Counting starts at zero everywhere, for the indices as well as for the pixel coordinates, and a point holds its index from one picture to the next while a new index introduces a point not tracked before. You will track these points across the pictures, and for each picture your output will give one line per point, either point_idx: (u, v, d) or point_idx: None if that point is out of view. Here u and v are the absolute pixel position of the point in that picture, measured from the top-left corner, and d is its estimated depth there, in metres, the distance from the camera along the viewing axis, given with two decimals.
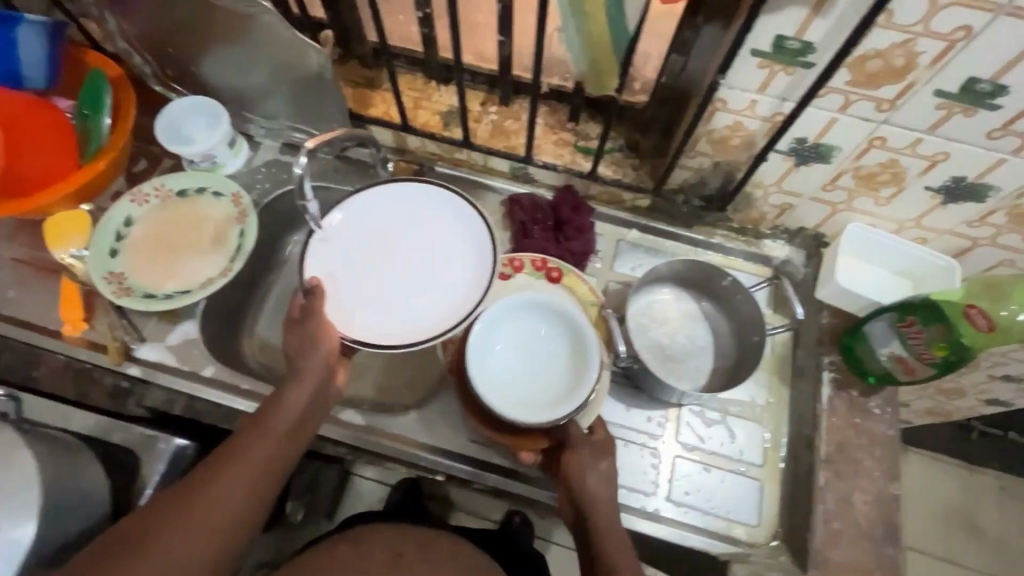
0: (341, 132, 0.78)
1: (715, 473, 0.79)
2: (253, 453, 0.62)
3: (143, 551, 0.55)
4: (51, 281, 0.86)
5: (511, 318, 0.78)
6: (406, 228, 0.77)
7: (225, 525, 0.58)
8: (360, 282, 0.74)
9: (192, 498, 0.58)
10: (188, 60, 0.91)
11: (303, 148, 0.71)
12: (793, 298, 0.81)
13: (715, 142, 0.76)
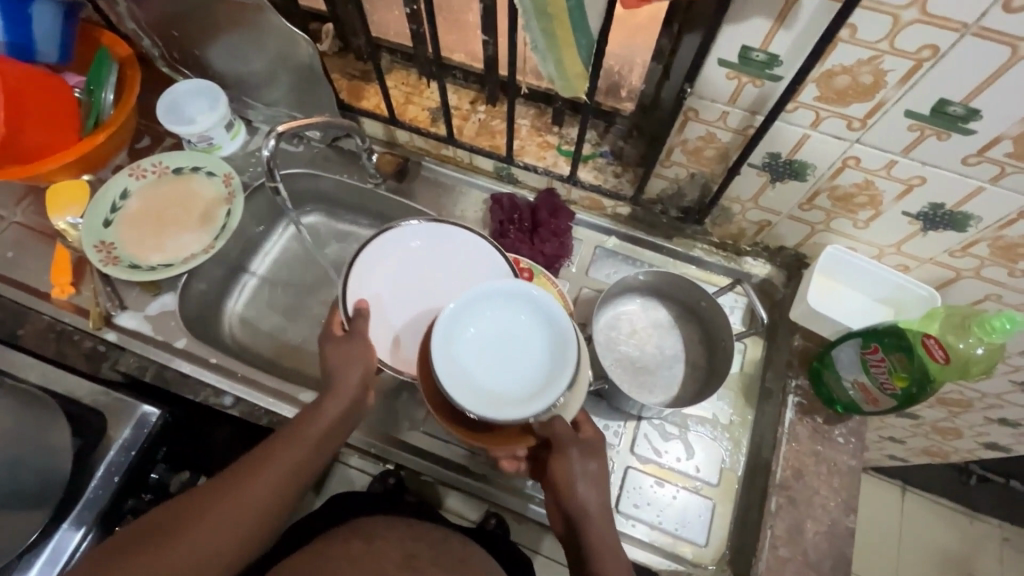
0: (318, 121, 0.80)
1: (668, 488, 0.78)
2: (287, 457, 0.65)
3: (175, 539, 0.59)
4: (47, 246, 0.90)
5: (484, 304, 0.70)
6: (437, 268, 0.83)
7: (252, 524, 0.62)
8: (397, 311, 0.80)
9: (224, 493, 0.62)
10: (192, 44, 0.94)
11: (273, 132, 0.75)
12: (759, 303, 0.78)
13: (690, 152, 0.75)
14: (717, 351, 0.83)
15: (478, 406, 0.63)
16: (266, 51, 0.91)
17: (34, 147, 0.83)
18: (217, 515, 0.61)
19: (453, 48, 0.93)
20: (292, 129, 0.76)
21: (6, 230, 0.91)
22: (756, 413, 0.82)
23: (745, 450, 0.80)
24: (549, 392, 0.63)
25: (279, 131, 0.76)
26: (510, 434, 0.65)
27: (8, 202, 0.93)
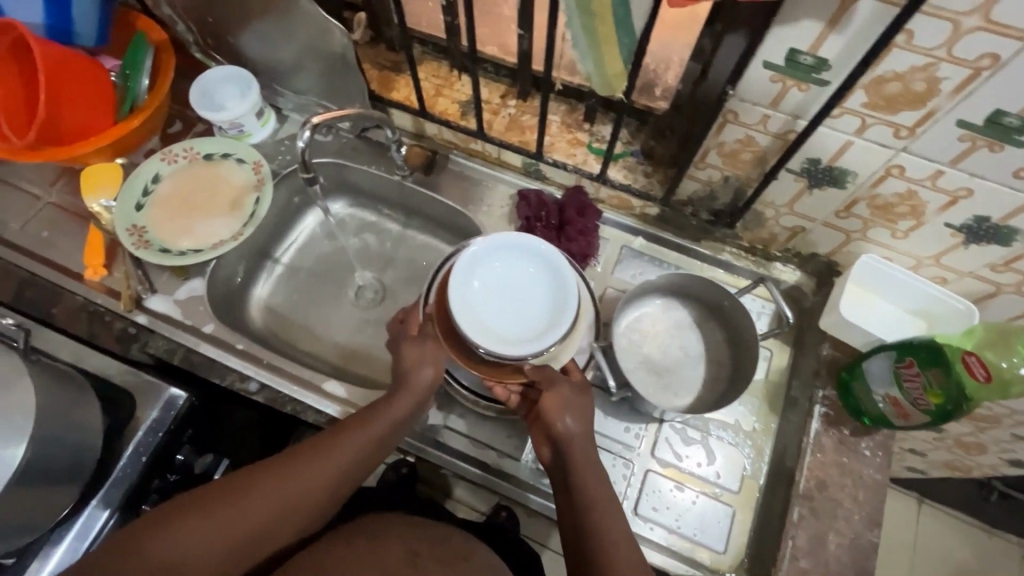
0: (348, 112, 0.79)
1: (688, 493, 0.78)
2: (348, 446, 0.68)
3: (240, 503, 0.62)
4: (81, 227, 0.92)
5: (499, 259, 0.77)
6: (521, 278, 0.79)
7: (317, 503, 0.66)
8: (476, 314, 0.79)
9: (295, 469, 0.66)
10: (225, 30, 0.95)
11: (307, 123, 0.75)
12: (783, 301, 0.77)
13: (726, 155, 0.73)
14: (743, 357, 0.81)
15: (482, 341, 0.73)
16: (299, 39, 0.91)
17: (70, 128, 0.84)
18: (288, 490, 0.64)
19: (486, 41, 0.92)
20: (326, 120, 0.76)
21: (43, 210, 0.93)
22: (780, 422, 0.81)
23: (767, 459, 0.79)
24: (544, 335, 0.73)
25: (314, 123, 0.75)
26: (505, 370, 0.75)
27: (45, 183, 0.95)
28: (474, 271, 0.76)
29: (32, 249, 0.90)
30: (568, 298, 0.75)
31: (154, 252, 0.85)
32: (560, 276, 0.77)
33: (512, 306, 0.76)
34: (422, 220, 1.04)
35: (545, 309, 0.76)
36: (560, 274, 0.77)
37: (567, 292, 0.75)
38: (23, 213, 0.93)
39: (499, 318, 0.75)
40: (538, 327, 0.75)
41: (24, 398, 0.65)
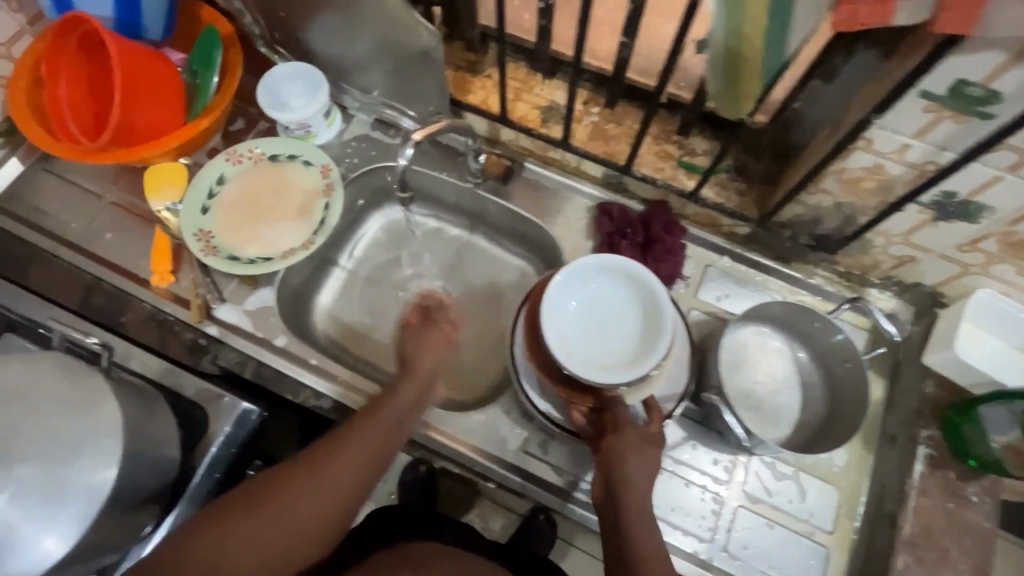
0: (442, 124, 0.76)
1: (779, 531, 0.74)
2: (368, 436, 0.64)
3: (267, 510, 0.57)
4: (147, 230, 0.89)
5: (593, 281, 0.73)
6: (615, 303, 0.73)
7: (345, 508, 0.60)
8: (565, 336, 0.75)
9: (326, 461, 0.61)
10: (295, 25, 0.89)
11: (409, 138, 0.76)
12: (887, 320, 0.77)
13: (845, 182, 0.69)
14: (841, 390, 0.77)
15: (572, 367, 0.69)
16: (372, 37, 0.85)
17: (141, 129, 0.80)
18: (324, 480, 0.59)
19: None
20: (428, 134, 0.75)
21: (105, 211, 0.90)
22: (876, 459, 0.77)
23: (864, 498, 0.75)
24: (636, 369, 0.68)
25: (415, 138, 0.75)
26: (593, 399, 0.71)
27: (107, 181, 0.92)
28: (568, 292, 0.72)
29: (97, 251, 0.87)
30: (658, 340, 0.69)
31: (221, 259, 0.83)
32: (656, 305, 0.71)
33: (605, 333, 0.72)
34: (488, 228, 1.00)
35: (632, 342, 0.71)
36: (658, 311, 0.70)
37: (660, 334, 0.69)
38: (86, 213, 0.90)
39: (590, 345, 0.71)
40: (631, 359, 0.70)
41: (110, 420, 0.62)
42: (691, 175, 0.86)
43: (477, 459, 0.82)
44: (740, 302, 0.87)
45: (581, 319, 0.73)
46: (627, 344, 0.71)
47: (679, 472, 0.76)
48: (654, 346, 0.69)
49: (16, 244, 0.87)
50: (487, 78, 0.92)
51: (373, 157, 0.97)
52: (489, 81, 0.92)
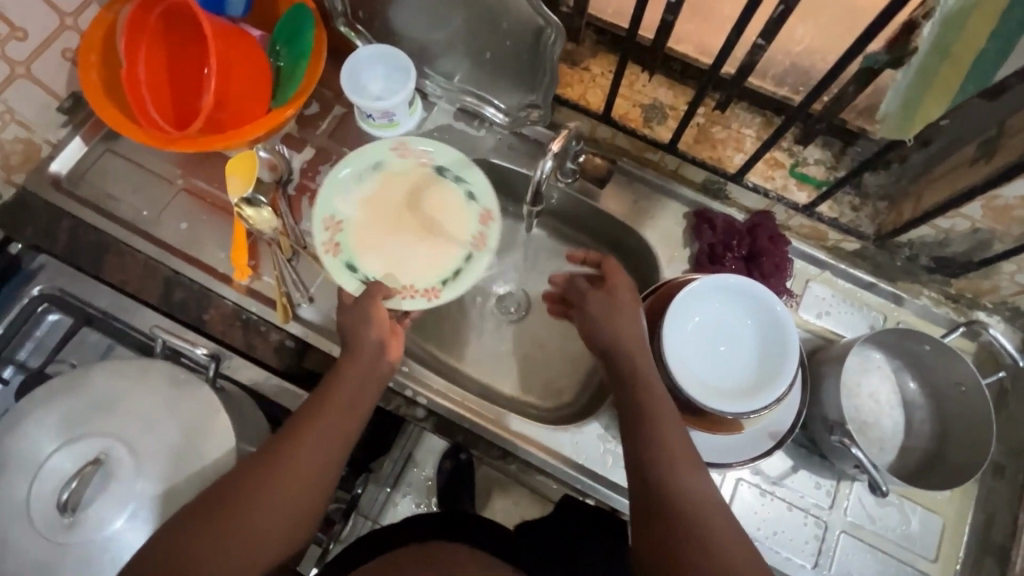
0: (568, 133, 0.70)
1: (882, 559, 0.74)
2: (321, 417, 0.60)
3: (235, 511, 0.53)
4: (224, 221, 0.85)
5: (716, 299, 0.70)
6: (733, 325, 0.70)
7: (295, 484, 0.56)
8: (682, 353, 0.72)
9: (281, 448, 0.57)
10: (383, 4, 0.83)
11: (549, 151, 0.66)
12: (1011, 351, 0.72)
13: (993, 206, 0.65)
14: (952, 419, 0.75)
15: (691, 389, 0.66)
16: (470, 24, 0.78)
17: (227, 116, 0.76)
18: (249, 496, 0.54)
19: (682, 38, 0.81)
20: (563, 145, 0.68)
21: (177, 197, 0.86)
22: (982, 488, 0.76)
23: (969, 527, 0.74)
24: (753, 400, 0.66)
25: (555, 150, 0.66)
26: (712, 419, 0.69)
27: (177, 166, 0.87)
28: (691, 307, 0.70)
29: (173, 242, 0.83)
30: (778, 377, 0.66)
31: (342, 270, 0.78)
32: (777, 336, 0.68)
33: (721, 355, 0.69)
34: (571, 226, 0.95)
35: (747, 377, 0.68)
36: (782, 349, 0.67)
37: (780, 374, 0.66)
38: (157, 200, 0.85)
39: (705, 365, 0.69)
40: (745, 387, 0.67)
41: (220, 438, 0.59)
42: (802, 185, 0.82)
43: (566, 469, 0.76)
44: (842, 320, 0.83)
45: (700, 338, 0.70)
46: (742, 371, 0.69)
47: (781, 495, 0.76)
48: (772, 380, 0.66)
49: (86, 231, 0.83)
50: (584, 70, 0.87)
51: (457, 150, 0.91)
52: (587, 74, 0.86)
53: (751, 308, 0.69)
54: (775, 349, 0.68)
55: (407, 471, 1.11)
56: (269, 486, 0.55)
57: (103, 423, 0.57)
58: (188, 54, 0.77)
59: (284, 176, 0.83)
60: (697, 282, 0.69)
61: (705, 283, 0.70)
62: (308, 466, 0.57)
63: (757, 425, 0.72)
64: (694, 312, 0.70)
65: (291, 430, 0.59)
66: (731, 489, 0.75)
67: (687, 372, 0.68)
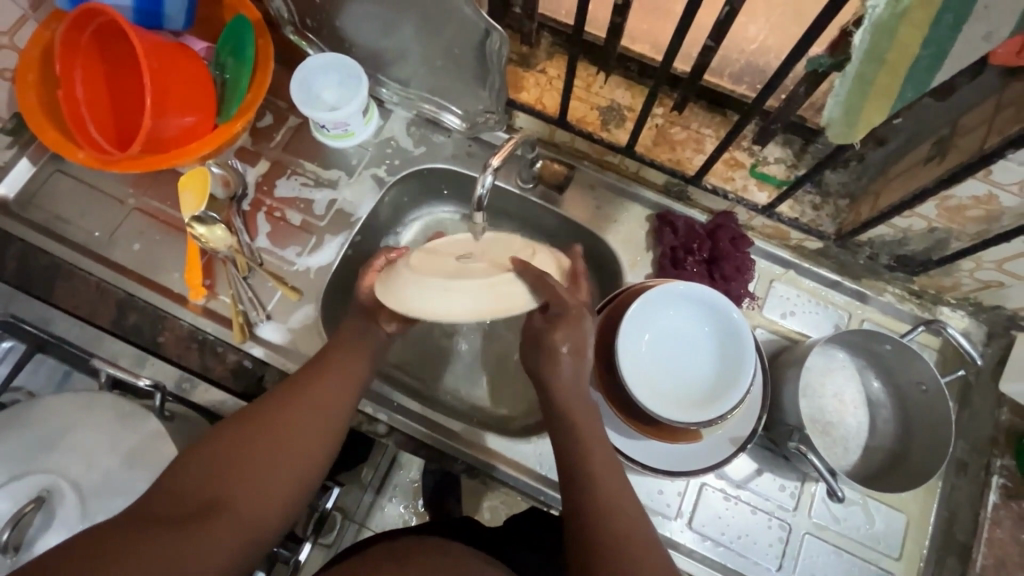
0: (517, 142, 0.67)
1: (847, 558, 0.74)
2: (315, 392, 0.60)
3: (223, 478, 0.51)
4: (179, 240, 0.83)
5: (679, 306, 0.70)
6: (692, 337, 0.70)
7: (298, 448, 0.55)
8: (650, 360, 0.69)
9: (272, 412, 0.57)
10: (330, 12, 0.80)
11: (489, 167, 0.65)
12: (973, 349, 0.72)
13: (947, 208, 0.64)
14: (913, 417, 0.75)
15: (639, 392, 0.66)
16: (414, 31, 0.76)
17: (170, 135, 0.74)
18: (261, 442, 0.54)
19: (636, 37, 0.79)
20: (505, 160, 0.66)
21: (129, 217, 0.84)
22: (947, 484, 0.76)
23: (933, 522, 0.75)
24: (698, 413, 0.65)
25: (494, 165, 0.65)
26: (671, 429, 0.68)
27: (127, 185, 0.85)
28: (654, 311, 0.69)
29: (129, 265, 0.82)
30: (729, 392, 0.66)
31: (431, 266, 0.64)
32: (736, 353, 0.67)
33: (673, 366, 0.69)
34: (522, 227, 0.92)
35: (705, 383, 0.68)
36: (740, 348, 0.67)
37: (738, 380, 0.66)
38: (109, 221, 0.84)
39: (657, 372, 0.69)
40: (694, 401, 0.67)
41: (164, 466, 0.59)
42: (762, 186, 0.80)
43: (531, 482, 0.76)
44: (808, 320, 0.82)
45: (657, 345, 0.70)
46: (693, 384, 0.68)
47: (744, 498, 0.76)
48: (722, 397, 0.66)
49: (37, 256, 0.82)
50: (541, 72, 0.85)
51: (416, 159, 0.90)
52: (544, 77, 0.85)
53: (712, 322, 0.69)
54: (732, 367, 0.67)
55: (393, 473, 1.09)
56: (267, 447, 0.54)
57: (48, 460, 0.57)
58: (128, 71, 0.75)
59: (237, 191, 0.84)
60: (646, 291, 0.68)
61: (673, 289, 0.69)
62: (308, 424, 0.57)
63: (716, 431, 0.72)
64: (655, 317, 0.70)
65: (285, 399, 0.58)
66: (696, 494, 0.76)
67: (634, 378, 0.67)
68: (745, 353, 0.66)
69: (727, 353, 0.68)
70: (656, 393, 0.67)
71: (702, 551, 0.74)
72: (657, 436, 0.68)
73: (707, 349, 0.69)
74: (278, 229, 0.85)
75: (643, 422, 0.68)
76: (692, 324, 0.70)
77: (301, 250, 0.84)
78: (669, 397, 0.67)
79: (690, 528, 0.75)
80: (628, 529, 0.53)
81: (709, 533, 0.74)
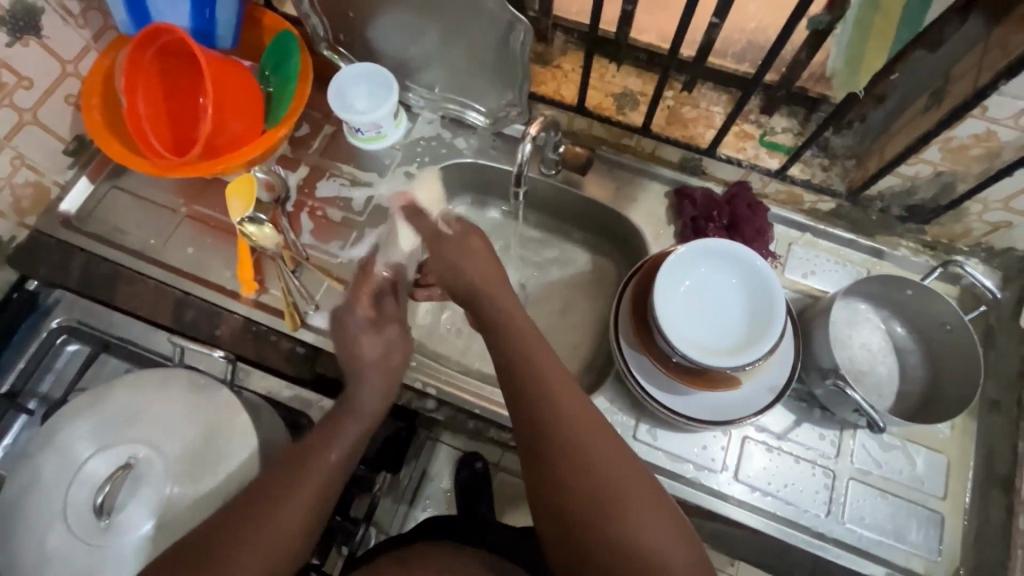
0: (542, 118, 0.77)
1: (893, 500, 0.76)
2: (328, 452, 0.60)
3: (246, 545, 0.53)
4: (228, 243, 0.89)
5: (714, 263, 0.74)
6: (726, 292, 0.73)
7: (306, 519, 0.56)
8: (687, 311, 0.73)
9: (287, 476, 0.58)
10: (363, 25, 0.87)
11: (526, 135, 0.74)
12: (987, 284, 0.76)
13: (950, 151, 0.69)
14: (942, 359, 0.78)
15: (676, 338, 0.70)
16: (442, 34, 0.83)
17: (225, 141, 0.80)
18: (266, 518, 0.54)
19: (643, 29, 0.86)
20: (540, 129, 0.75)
21: (183, 225, 0.90)
22: (981, 423, 0.78)
23: (973, 462, 0.77)
24: (731, 359, 0.69)
25: (533, 133, 0.74)
26: (707, 378, 0.72)
27: (180, 195, 0.91)
28: (691, 264, 0.73)
29: (184, 267, 0.87)
30: (761, 340, 0.69)
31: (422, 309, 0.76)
32: (767, 307, 0.71)
33: (708, 317, 0.73)
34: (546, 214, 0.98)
35: (739, 333, 0.71)
36: (769, 298, 0.71)
37: (768, 330, 0.69)
38: (164, 229, 0.89)
39: (693, 321, 0.72)
40: (727, 349, 0.70)
41: (243, 435, 0.62)
42: (773, 153, 0.86)
43: None
44: (829, 277, 0.86)
45: (693, 297, 0.74)
46: (727, 334, 0.72)
47: (788, 448, 0.78)
48: (753, 346, 0.69)
49: (98, 264, 0.87)
50: (558, 67, 0.91)
51: (445, 156, 0.96)
52: (559, 71, 0.91)
53: (746, 278, 0.73)
54: (763, 319, 0.70)
55: (424, 484, 1.11)
56: (277, 511, 0.55)
57: (134, 430, 0.61)
58: (184, 87, 0.82)
59: (280, 195, 0.86)
60: (678, 249, 0.72)
61: (709, 246, 0.73)
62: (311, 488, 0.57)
63: (753, 381, 0.75)
64: (692, 271, 0.74)
65: (301, 461, 0.59)
66: (739, 448, 0.78)
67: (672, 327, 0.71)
68: (776, 307, 0.70)
69: (758, 307, 0.72)
70: (693, 340, 0.71)
71: (753, 502, 0.76)
72: (695, 384, 0.71)
73: (741, 303, 0.73)
74: (321, 226, 0.91)
75: (677, 370, 0.72)
76: (725, 280, 0.74)
77: (343, 243, 0.90)
78: (704, 345, 0.71)
79: (737, 480, 0.77)
80: (595, 477, 0.55)
81: (757, 484, 0.77)
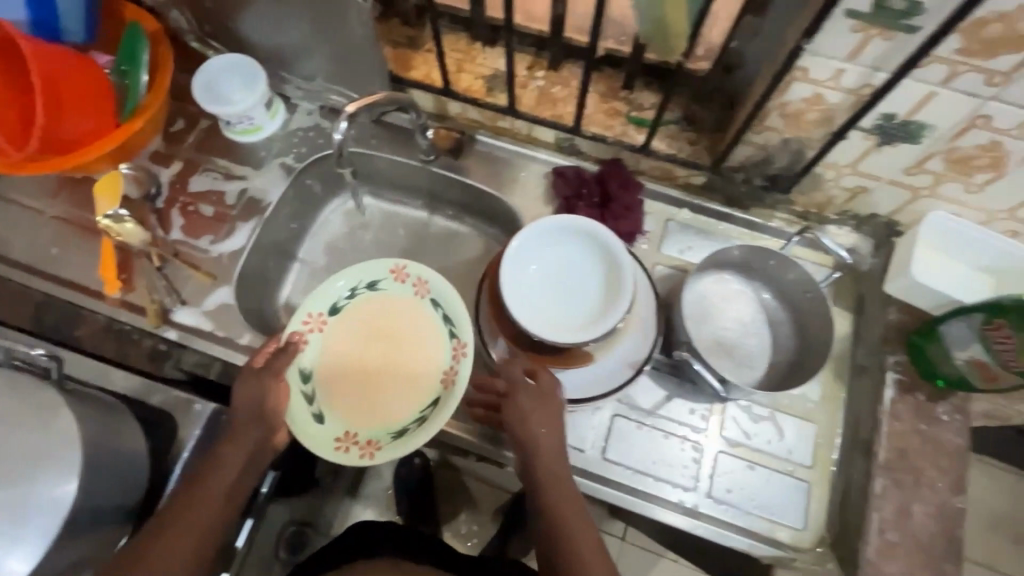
0: (377, 96, 0.75)
1: (760, 471, 0.75)
2: (210, 491, 0.62)
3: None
4: (94, 242, 0.86)
5: (565, 239, 0.73)
6: (579, 269, 0.73)
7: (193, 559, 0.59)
8: (538, 291, 0.72)
9: (172, 521, 0.60)
10: (223, 15, 0.86)
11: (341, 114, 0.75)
12: (835, 245, 0.78)
13: (789, 115, 0.69)
14: (808, 328, 0.78)
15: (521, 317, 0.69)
16: (297, 18, 0.82)
17: (73, 137, 0.79)
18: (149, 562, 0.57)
19: None
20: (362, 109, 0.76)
21: (47, 225, 0.87)
22: (850, 390, 0.78)
23: (841, 430, 0.77)
24: (576, 335, 0.68)
25: (348, 113, 0.75)
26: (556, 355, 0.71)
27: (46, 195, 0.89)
28: (545, 241, 0.72)
29: (47, 268, 0.85)
30: (607, 316, 0.68)
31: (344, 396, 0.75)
32: (616, 283, 0.70)
33: (559, 295, 0.72)
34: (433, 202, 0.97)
35: (587, 311, 0.71)
36: (619, 273, 0.70)
37: (614, 305, 0.69)
38: (28, 230, 0.87)
39: (543, 300, 0.72)
40: (574, 326, 0.70)
41: (63, 434, 0.60)
42: (641, 129, 0.85)
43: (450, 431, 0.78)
44: (704, 251, 0.85)
45: (544, 274, 0.73)
46: (576, 311, 0.71)
47: (658, 424, 0.77)
48: (599, 322, 0.68)
49: None
50: (428, 52, 0.90)
51: (322, 146, 0.94)
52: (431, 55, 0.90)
53: (598, 256, 0.72)
54: (612, 295, 0.70)
55: (365, 484, 1.11)
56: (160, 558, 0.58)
57: None
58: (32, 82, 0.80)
59: (150, 189, 0.87)
60: (530, 224, 0.71)
61: (561, 223, 0.72)
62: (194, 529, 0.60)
63: (611, 356, 0.74)
64: (544, 248, 0.73)
65: (185, 501, 0.61)
66: (608, 428, 0.77)
67: (518, 306, 0.70)
68: (624, 282, 0.69)
69: (608, 283, 0.71)
70: (540, 318, 0.70)
71: (620, 479, 0.75)
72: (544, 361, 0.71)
73: (592, 281, 0.72)
74: (192, 221, 0.89)
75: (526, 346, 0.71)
76: (578, 257, 0.73)
77: (214, 238, 0.88)
78: (552, 323, 0.70)
79: (604, 457, 0.76)
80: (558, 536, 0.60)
81: (625, 461, 0.76)
